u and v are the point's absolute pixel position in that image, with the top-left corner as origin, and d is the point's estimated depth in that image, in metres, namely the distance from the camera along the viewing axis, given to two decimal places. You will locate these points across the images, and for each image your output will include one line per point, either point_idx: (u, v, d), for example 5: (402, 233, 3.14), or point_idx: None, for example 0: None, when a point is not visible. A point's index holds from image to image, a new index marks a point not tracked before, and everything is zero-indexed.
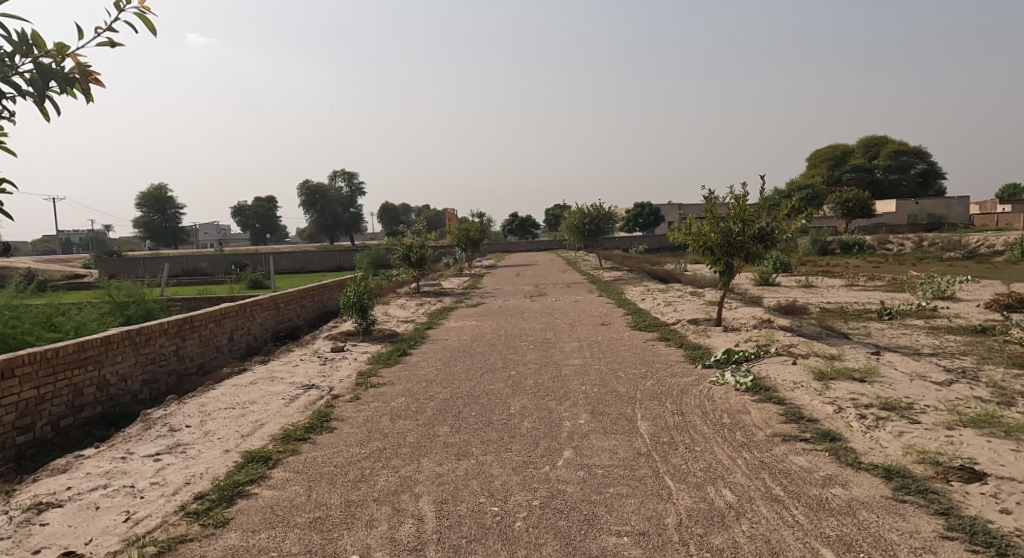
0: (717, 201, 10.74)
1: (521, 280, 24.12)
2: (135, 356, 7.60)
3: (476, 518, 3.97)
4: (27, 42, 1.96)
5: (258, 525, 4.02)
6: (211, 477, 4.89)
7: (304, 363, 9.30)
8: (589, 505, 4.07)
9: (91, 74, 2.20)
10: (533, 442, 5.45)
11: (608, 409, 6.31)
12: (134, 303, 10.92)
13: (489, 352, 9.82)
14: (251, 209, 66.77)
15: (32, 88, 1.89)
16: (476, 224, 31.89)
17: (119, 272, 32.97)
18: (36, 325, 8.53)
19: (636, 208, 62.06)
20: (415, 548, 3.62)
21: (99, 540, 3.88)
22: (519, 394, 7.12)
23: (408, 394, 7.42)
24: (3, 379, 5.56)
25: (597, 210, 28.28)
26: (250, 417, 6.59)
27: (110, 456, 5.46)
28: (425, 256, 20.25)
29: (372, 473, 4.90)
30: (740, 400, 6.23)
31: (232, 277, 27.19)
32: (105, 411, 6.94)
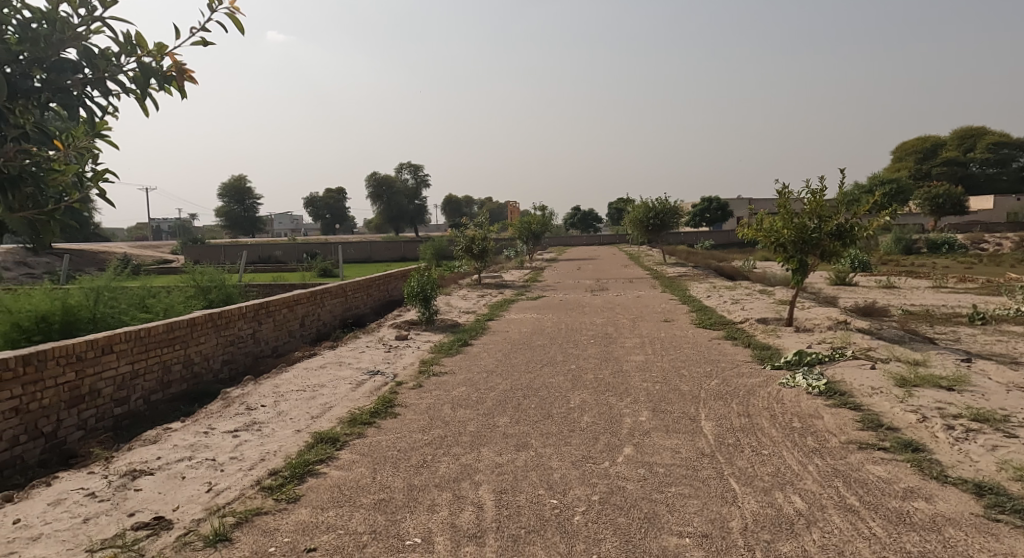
0: (792, 196, 10.26)
1: (583, 274, 24.02)
2: (216, 337, 8.08)
3: (535, 510, 4.00)
4: (133, 44, 2.42)
5: (327, 503, 4.21)
6: (284, 455, 5.15)
7: (370, 350, 9.62)
8: (650, 503, 4.02)
9: (188, 71, 2.58)
10: (593, 437, 5.43)
11: (671, 407, 6.20)
12: (215, 288, 11.64)
13: (549, 345, 9.84)
14: (323, 199, 69.73)
15: (135, 85, 2.36)
16: (539, 217, 31.90)
17: (202, 257, 35.08)
18: (130, 307, 9.22)
19: (704, 202, 60.30)
20: (475, 535, 3.69)
21: (185, 508, 4.17)
22: (580, 388, 7.10)
23: (469, 384, 7.54)
24: (103, 354, 6.04)
25: (661, 204, 27.63)
26: (320, 400, 6.89)
27: (193, 430, 5.84)
28: (486, 248, 20.47)
29: (434, 459, 5.03)
30: (812, 404, 5.99)
31: (303, 265, 28.41)
32: (189, 389, 7.42)
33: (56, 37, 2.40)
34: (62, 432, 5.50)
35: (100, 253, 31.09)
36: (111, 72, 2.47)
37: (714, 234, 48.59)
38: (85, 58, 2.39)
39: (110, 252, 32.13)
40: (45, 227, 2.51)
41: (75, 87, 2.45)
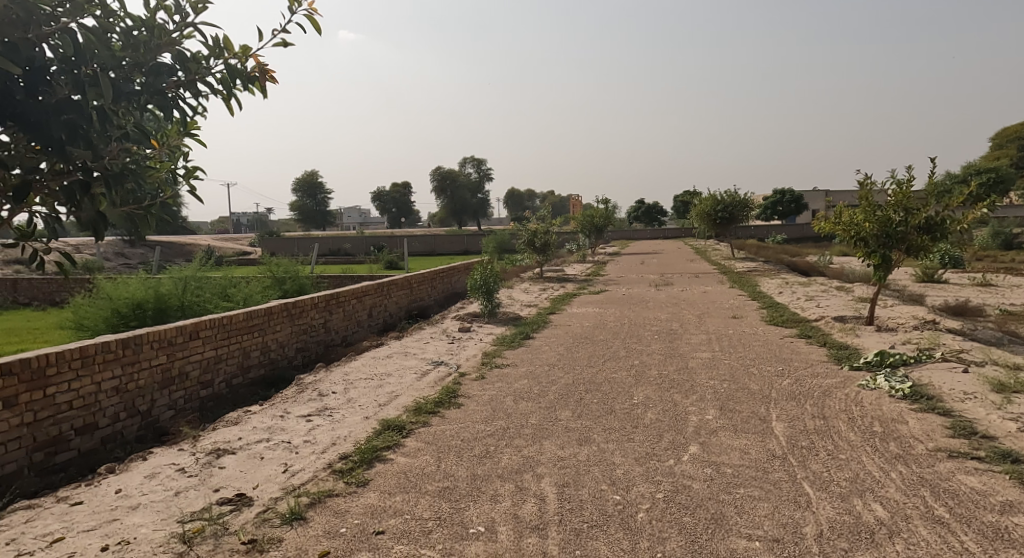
0: (875, 188, 9.68)
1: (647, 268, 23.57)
2: (291, 326, 8.47)
3: (598, 505, 3.98)
4: (220, 48, 2.55)
5: (394, 489, 4.34)
6: (354, 440, 5.35)
7: (434, 342, 9.82)
8: (717, 504, 3.92)
9: (269, 72, 2.70)
10: (657, 434, 5.35)
11: (739, 407, 6.01)
12: (290, 279, 12.19)
13: (612, 340, 9.74)
14: (389, 194, 71.51)
15: (221, 87, 2.50)
16: (602, 211, 31.55)
17: (278, 249, 36.78)
18: (214, 296, 9.80)
19: (776, 195, 57.85)
20: (538, 527, 3.72)
21: (264, 486, 4.41)
22: (644, 384, 7.00)
23: (532, 377, 7.57)
24: (190, 340, 6.46)
25: (730, 197, 26.71)
26: (387, 388, 7.11)
27: (270, 413, 6.15)
28: (548, 242, 20.43)
29: (496, 450, 5.09)
30: (895, 408, 5.66)
31: (371, 258, 29.29)
32: (267, 374, 7.83)
33: (154, 43, 2.56)
34: (155, 411, 5.93)
35: (186, 246, 33.13)
36: (202, 74, 2.63)
37: (786, 228, 46.55)
38: (179, 62, 2.54)
39: (194, 244, 34.18)
40: (142, 220, 2.77)
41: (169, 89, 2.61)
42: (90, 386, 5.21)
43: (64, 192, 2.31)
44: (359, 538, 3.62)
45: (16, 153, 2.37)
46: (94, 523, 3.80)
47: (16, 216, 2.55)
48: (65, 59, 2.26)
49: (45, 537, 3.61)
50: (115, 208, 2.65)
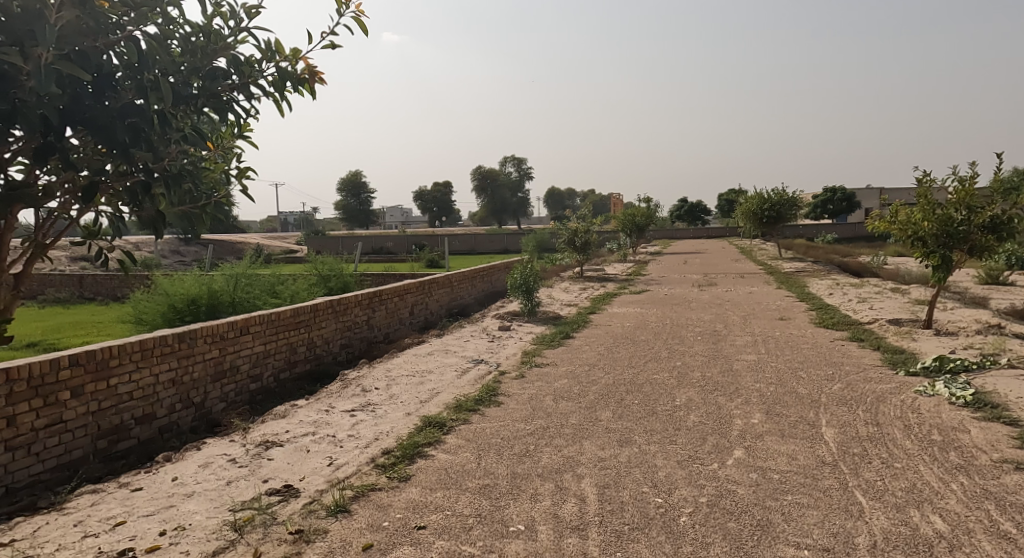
0: (934, 185, 9.24)
1: (689, 268, 23.18)
2: (336, 323, 8.66)
3: (639, 507, 3.93)
4: (272, 51, 2.63)
5: (435, 484, 4.39)
6: (396, 436, 5.44)
7: (474, 340, 9.89)
8: (764, 510, 3.82)
9: (318, 73, 2.77)
10: (701, 436, 5.25)
11: (787, 411, 5.84)
12: (334, 277, 12.47)
13: (654, 341, 9.61)
14: (430, 193, 72.45)
15: (273, 88, 2.58)
16: (644, 209, 31.16)
17: (323, 247, 37.69)
18: (263, 292, 10.12)
19: (826, 193, 55.97)
20: (578, 527, 3.70)
21: (310, 478, 4.53)
22: (686, 386, 6.88)
23: (572, 377, 7.55)
24: (241, 335, 6.68)
25: (777, 195, 25.98)
26: (428, 385, 7.20)
27: (316, 407, 6.31)
28: (589, 241, 20.30)
29: (536, 449, 5.09)
30: (955, 416, 5.40)
31: (412, 256, 29.70)
32: (312, 369, 8.03)
33: (210, 48, 2.65)
34: (208, 403, 6.16)
35: (236, 243, 34.29)
36: (255, 78, 2.71)
37: (837, 227, 44.99)
38: (234, 66, 2.63)
39: (244, 242, 35.34)
40: (198, 219, 2.90)
41: (224, 92, 2.70)
42: (148, 377, 5.45)
43: (128, 193, 2.43)
44: (401, 532, 3.68)
45: (83, 155, 2.49)
46: (152, 509, 3.97)
47: (84, 216, 2.69)
48: (130, 65, 2.36)
49: (108, 520, 3.79)
50: (172, 207, 2.77)
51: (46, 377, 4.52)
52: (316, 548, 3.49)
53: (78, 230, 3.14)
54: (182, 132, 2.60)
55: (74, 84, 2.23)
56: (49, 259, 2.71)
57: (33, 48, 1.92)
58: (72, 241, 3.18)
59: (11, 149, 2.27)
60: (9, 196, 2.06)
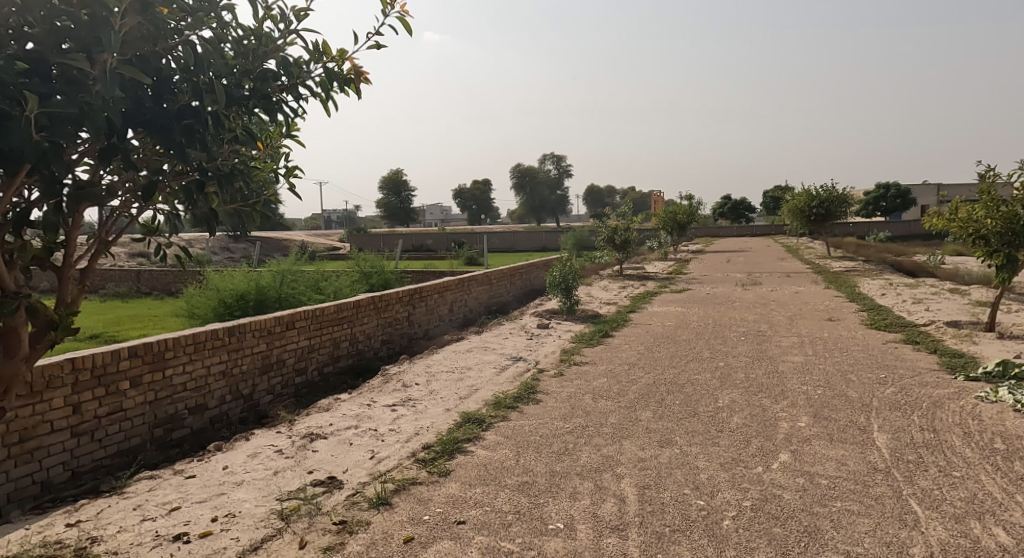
0: (998, 181, 8.78)
1: (732, 266, 22.67)
2: (377, 319, 8.81)
3: (681, 509, 3.87)
4: (320, 52, 2.68)
5: (475, 480, 4.42)
6: (436, 431, 5.50)
7: (513, 337, 9.92)
8: (811, 516, 3.71)
9: (363, 73, 2.82)
10: (744, 439, 5.12)
11: (836, 415, 5.65)
12: (376, 273, 12.71)
13: (696, 340, 9.43)
14: (470, 191, 72.95)
15: (320, 89, 2.63)
16: (685, 207, 30.66)
17: (366, 245, 38.42)
18: (308, 289, 10.38)
19: (879, 190, 53.87)
20: (618, 527, 3.66)
21: (352, 471, 4.62)
22: (730, 387, 6.73)
23: (611, 376, 7.48)
24: (287, 330, 6.86)
25: (827, 192, 25.15)
26: (467, 382, 7.26)
27: (358, 401, 6.44)
28: (629, 239, 20.08)
29: (575, 448, 5.06)
30: (1020, 424, 5.12)
31: (452, 254, 29.97)
32: (355, 364, 8.19)
33: (262, 50, 2.72)
34: (257, 395, 6.36)
35: (282, 240, 35.29)
36: (303, 79, 2.77)
37: (891, 225, 43.23)
38: (283, 68, 2.69)
39: (289, 239, 36.33)
40: (248, 217, 2.98)
41: (274, 93, 2.77)
42: (201, 369, 5.65)
43: (184, 192, 2.52)
44: (441, 526, 3.72)
45: (143, 156, 2.59)
46: (204, 496, 4.12)
47: (143, 214, 2.80)
48: (186, 68, 2.44)
49: (165, 505, 3.95)
50: (223, 205, 2.86)
51: (108, 368, 4.74)
52: (359, 539, 3.56)
53: (138, 227, 3.28)
54: (234, 132, 2.68)
55: (135, 88, 2.32)
56: (111, 255, 2.83)
57: (100, 53, 2.00)
58: (133, 238, 3.32)
59: (79, 151, 2.38)
60: (76, 195, 2.16)
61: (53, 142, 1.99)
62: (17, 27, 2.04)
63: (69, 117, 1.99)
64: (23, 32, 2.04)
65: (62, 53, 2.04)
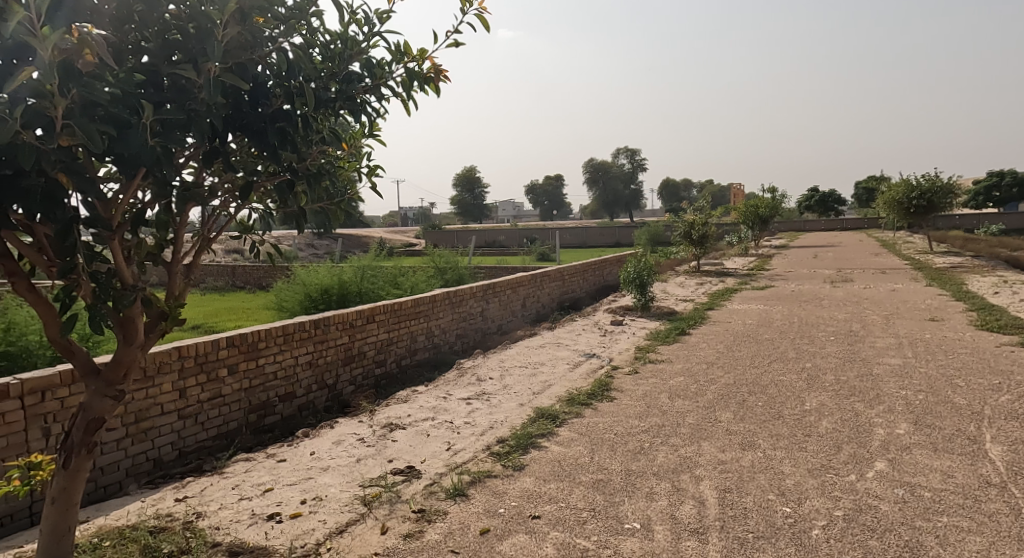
0: None
1: (819, 263, 21.42)
2: (452, 313, 8.96)
3: (765, 515, 3.70)
4: (401, 52, 2.74)
5: (549, 476, 4.41)
6: (510, 425, 5.53)
7: (586, 334, 9.83)
8: (913, 530, 3.45)
9: (443, 72, 2.86)
10: (835, 445, 4.83)
11: (940, 422, 5.21)
12: (450, 270, 12.96)
13: (780, 340, 8.99)
14: (542, 187, 73.14)
15: (401, 89, 2.70)
16: (769, 200, 29.28)
17: (440, 241, 39.32)
18: (387, 283, 10.71)
19: (990, 179, 49.25)
20: (697, 530, 3.55)
21: (430, 461, 4.73)
22: (818, 390, 6.37)
23: (689, 375, 7.26)
24: (367, 323, 7.11)
25: (929, 182, 23.24)
26: (541, 377, 7.27)
27: (435, 394, 6.59)
28: (707, 234, 19.41)
29: (652, 447, 4.95)
30: None
31: (524, 249, 30.07)
32: (430, 357, 8.38)
33: (347, 54, 2.81)
34: (340, 385, 6.63)
35: (362, 237, 36.70)
36: (386, 79, 2.84)
37: (1004, 218, 39.41)
38: (367, 69, 2.78)
39: (369, 236, 37.82)
40: (333, 215, 3.10)
41: (359, 95, 2.86)
42: (290, 359, 5.96)
43: (277, 191, 2.66)
44: (516, 520, 3.73)
45: (240, 158, 2.73)
46: (295, 479, 4.35)
47: (240, 213, 2.97)
48: (279, 73, 2.55)
49: (259, 486, 4.20)
50: (311, 203, 2.98)
51: (209, 356, 5.09)
52: (437, 528, 3.64)
53: (235, 225, 3.48)
54: (321, 133, 2.79)
55: (235, 93, 2.45)
56: (212, 252, 3.02)
57: (205, 62, 2.12)
58: (231, 235, 3.53)
59: (185, 154, 2.55)
60: (184, 195, 2.31)
61: (165, 147, 2.11)
62: (135, 41, 2.20)
63: (178, 123, 2.12)
64: (139, 47, 2.18)
65: (172, 63, 2.18)
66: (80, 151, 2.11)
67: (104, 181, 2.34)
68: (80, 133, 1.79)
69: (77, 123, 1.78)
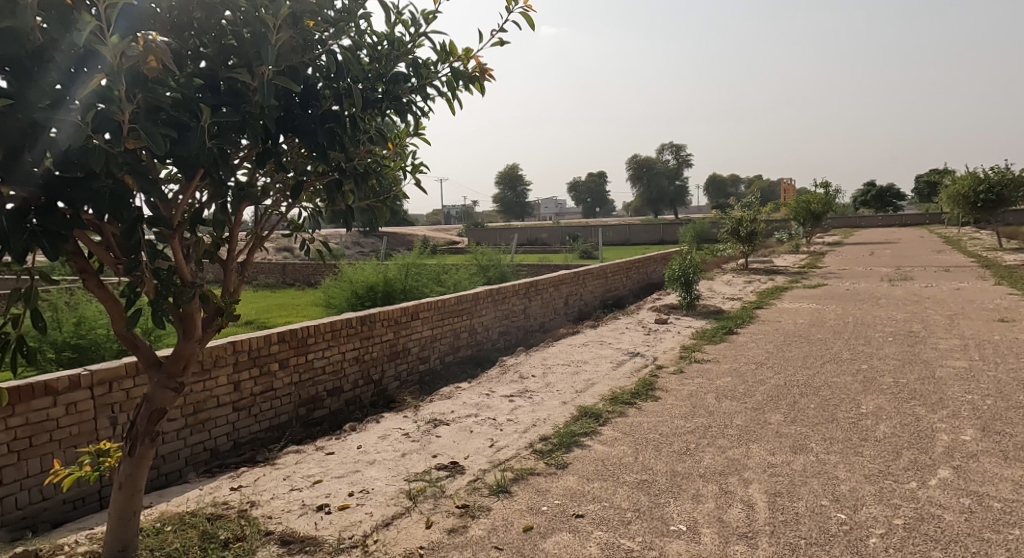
0: None
1: (876, 260, 20.54)
2: (495, 311, 9.00)
3: (819, 521, 3.57)
4: (447, 52, 2.76)
5: (593, 475, 4.38)
6: (552, 423, 5.52)
7: (630, 332, 9.71)
8: (980, 542, 3.26)
9: (487, 71, 2.87)
10: (893, 450, 4.62)
11: (1010, 429, 4.92)
12: (493, 267, 13.01)
13: (833, 340, 8.67)
14: (585, 184, 72.61)
15: (446, 89, 2.72)
16: (821, 196, 28.24)
17: (482, 239, 39.50)
18: (430, 280, 10.84)
19: None
20: (746, 535, 3.46)
21: (473, 457, 4.76)
22: (875, 393, 6.11)
23: (737, 375, 7.08)
24: (411, 320, 7.21)
25: (998, 175, 21.95)
26: (584, 375, 7.22)
27: (478, 390, 6.63)
28: (756, 231, 18.87)
29: (698, 448, 4.85)
30: None
31: (566, 247, 29.93)
32: (473, 354, 8.44)
33: (393, 54, 2.84)
34: (385, 380, 6.75)
35: (406, 235, 37.24)
36: (431, 79, 2.87)
37: None
38: (413, 69, 2.81)
39: (413, 234, 38.36)
40: (379, 213, 3.15)
41: (405, 95, 2.89)
42: (338, 354, 6.10)
43: (326, 190, 2.73)
44: (560, 518, 3.72)
45: (291, 159, 2.80)
46: (343, 471, 4.45)
47: (290, 212, 3.06)
48: (328, 75, 2.60)
49: (309, 477, 4.32)
50: (358, 202, 3.04)
51: (261, 350, 5.26)
52: (481, 524, 3.66)
53: (286, 223, 3.58)
54: (368, 133, 2.83)
55: (286, 96, 2.52)
56: (265, 250, 3.12)
57: (259, 66, 2.18)
58: (282, 233, 3.64)
59: (240, 156, 2.64)
60: (239, 194, 2.39)
61: (222, 148, 2.19)
62: (194, 48, 2.29)
63: (234, 125, 2.19)
64: (198, 53, 2.27)
65: (227, 68, 2.26)
66: (144, 154, 2.21)
67: (165, 182, 2.44)
68: (143, 136, 1.87)
69: (141, 126, 1.86)
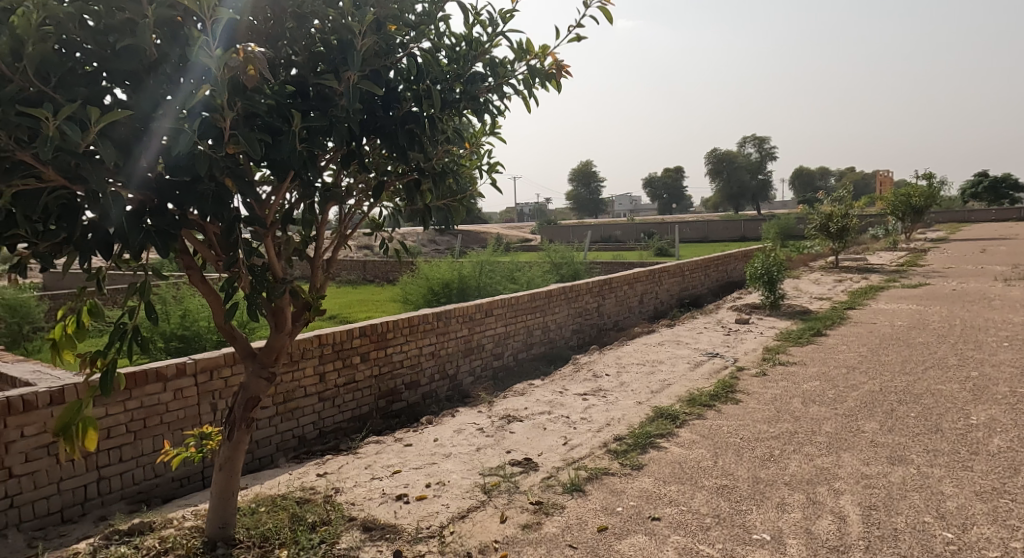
0: None
1: (988, 258, 18.75)
2: (568, 309, 8.95)
3: (920, 539, 3.31)
4: (524, 50, 2.76)
5: (669, 477, 4.27)
6: (627, 423, 5.43)
7: (709, 332, 9.39)
8: None
9: (564, 67, 2.85)
10: (1008, 466, 4.21)
11: None
12: (566, 265, 12.96)
13: (937, 344, 7.99)
14: (661, 180, 70.80)
15: (523, 86, 2.73)
16: (924, 188, 26.09)
17: (556, 237, 39.36)
18: (504, 278, 10.94)
19: None
20: (837, 548, 3.26)
21: (547, 455, 4.77)
22: (986, 402, 5.58)
23: (826, 379, 6.68)
24: (485, 317, 7.30)
25: None
26: (660, 376, 7.05)
27: (551, 388, 6.63)
28: (847, 226, 17.71)
29: (783, 455, 4.62)
30: None
31: (642, 244, 29.33)
32: (547, 351, 8.44)
33: (471, 54, 2.87)
34: (460, 375, 6.88)
35: (481, 233, 37.76)
36: (508, 77, 2.88)
37: None
38: (490, 69, 2.83)
39: (487, 232, 38.80)
40: (455, 212, 3.20)
41: (481, 94, 2.92)
42: (415, 349, 6.28)
43: (405, 189, 2.81)
44: (635, 520, 3.65)
45: (373, 160, 2.90)
46: (420, 463, 4.58)
47: (372, 211, 3.17)
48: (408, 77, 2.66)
49: (389, 467, 4.47)
50: (435, 201, 3.08)
51: (344, 344, 5.50)
52: (555, 521, 3.66)
53: (367, 222, 3.72)
54: (446, 133, 2.89)
55: (369, 99, 2.60)
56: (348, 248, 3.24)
57: (345, 71, 2.27)
58: (364, 231, 3.78)
59: (326, 158, 2.76)
60: (325, 194, 2.50)
61: (310, 152, 2.30)
62: (286, 56, 2.41)
63: (321, 129, 2.29)
64: (290, 60, 2.39)
65: (316, 74, 2.37)
66: (241, 158, 2.36)
67: (260, 184, 2.59)
68: (243, 142, 1.99)
69: (241, 133, 1.98)
